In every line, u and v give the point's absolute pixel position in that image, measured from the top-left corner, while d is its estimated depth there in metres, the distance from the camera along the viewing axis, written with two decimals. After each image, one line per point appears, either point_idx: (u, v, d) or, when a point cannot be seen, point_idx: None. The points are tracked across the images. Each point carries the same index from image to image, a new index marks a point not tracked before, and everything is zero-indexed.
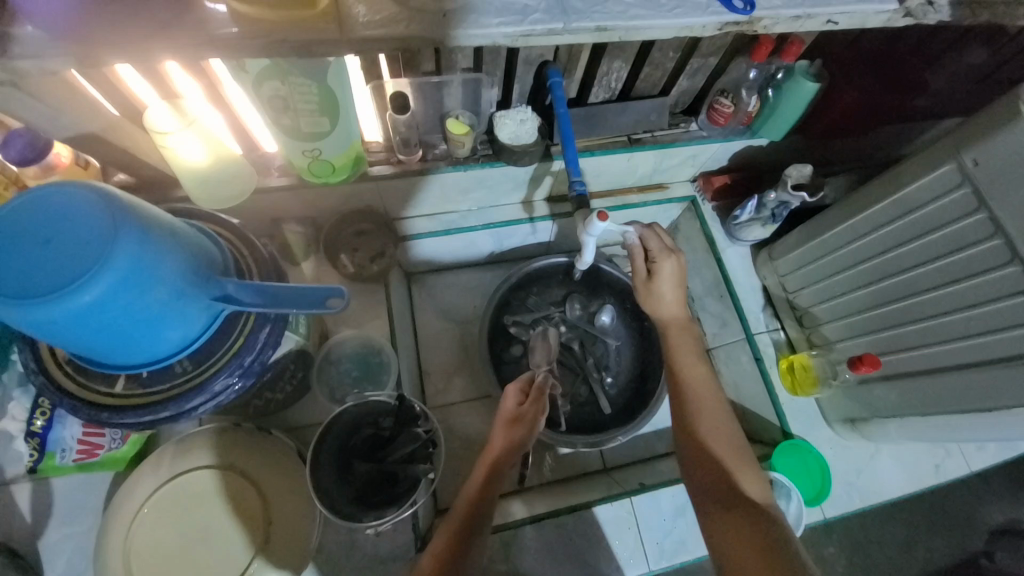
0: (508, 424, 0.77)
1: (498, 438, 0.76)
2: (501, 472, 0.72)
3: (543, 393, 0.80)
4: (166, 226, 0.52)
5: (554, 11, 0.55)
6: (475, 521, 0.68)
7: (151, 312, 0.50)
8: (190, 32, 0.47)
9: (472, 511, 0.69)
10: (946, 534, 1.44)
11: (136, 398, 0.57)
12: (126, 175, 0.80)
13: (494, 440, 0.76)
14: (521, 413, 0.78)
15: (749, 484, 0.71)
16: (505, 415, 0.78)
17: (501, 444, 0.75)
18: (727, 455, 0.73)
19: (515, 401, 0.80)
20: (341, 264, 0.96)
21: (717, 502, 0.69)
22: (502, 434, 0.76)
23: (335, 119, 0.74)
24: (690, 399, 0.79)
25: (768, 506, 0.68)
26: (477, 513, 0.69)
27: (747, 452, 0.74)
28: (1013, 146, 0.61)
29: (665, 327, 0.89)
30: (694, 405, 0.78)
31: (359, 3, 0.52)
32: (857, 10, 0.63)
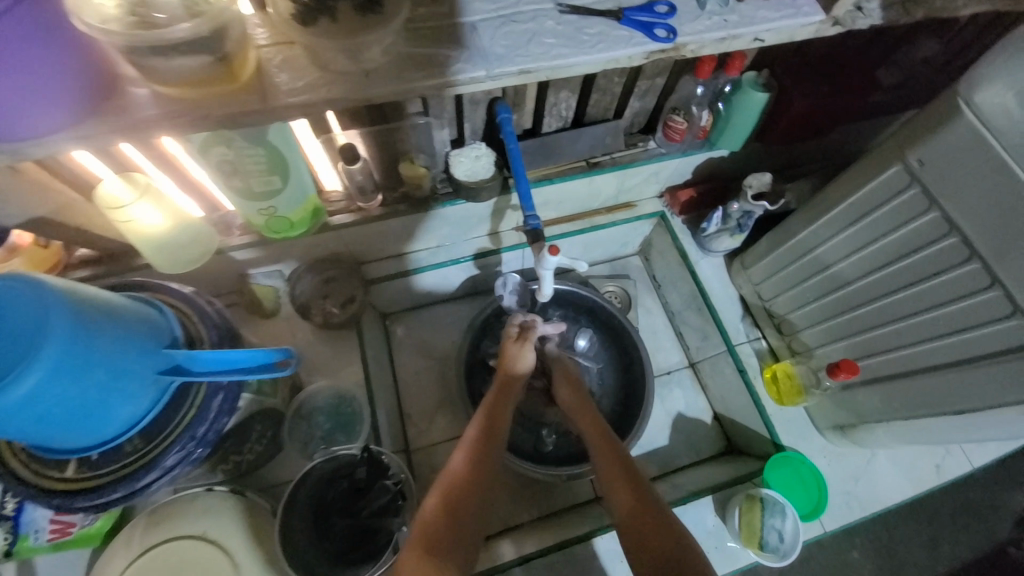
0: (471, 445, 0.74)
1: (456, 460, 0.73)
2: (460, 499, 0.68)
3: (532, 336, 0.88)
4: (103, 306, 0.53)
5: (476, 59, 0.57)
6: (444, 548, 0.63)
7: (91, 395, 0.51)
8: (121, 120, 0.51)
9: (436, 534, 0.64)
10: (974, 526, 1.34)
11: (87, 482, 0.57)
12: (88, 250, 0.82)
13: (453, 461, 0.73)
14: (484, 432, 0.76)
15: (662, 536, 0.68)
16: (467, 436, 0.76)
17: (459, 462, 0.72)
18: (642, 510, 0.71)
19: (477, 421, 0.78)
20: (312, 314, 0.97)
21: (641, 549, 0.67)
22: (461, 454, 0.73)
23: (286, 176, 0.74)
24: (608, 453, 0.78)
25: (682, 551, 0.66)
26: (460, 505, 0.68)
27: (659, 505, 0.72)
28: (953, 144, 0.60)
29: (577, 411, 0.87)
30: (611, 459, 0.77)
31: (281, 71, 0.54)
32: (784, 26, 0.63)
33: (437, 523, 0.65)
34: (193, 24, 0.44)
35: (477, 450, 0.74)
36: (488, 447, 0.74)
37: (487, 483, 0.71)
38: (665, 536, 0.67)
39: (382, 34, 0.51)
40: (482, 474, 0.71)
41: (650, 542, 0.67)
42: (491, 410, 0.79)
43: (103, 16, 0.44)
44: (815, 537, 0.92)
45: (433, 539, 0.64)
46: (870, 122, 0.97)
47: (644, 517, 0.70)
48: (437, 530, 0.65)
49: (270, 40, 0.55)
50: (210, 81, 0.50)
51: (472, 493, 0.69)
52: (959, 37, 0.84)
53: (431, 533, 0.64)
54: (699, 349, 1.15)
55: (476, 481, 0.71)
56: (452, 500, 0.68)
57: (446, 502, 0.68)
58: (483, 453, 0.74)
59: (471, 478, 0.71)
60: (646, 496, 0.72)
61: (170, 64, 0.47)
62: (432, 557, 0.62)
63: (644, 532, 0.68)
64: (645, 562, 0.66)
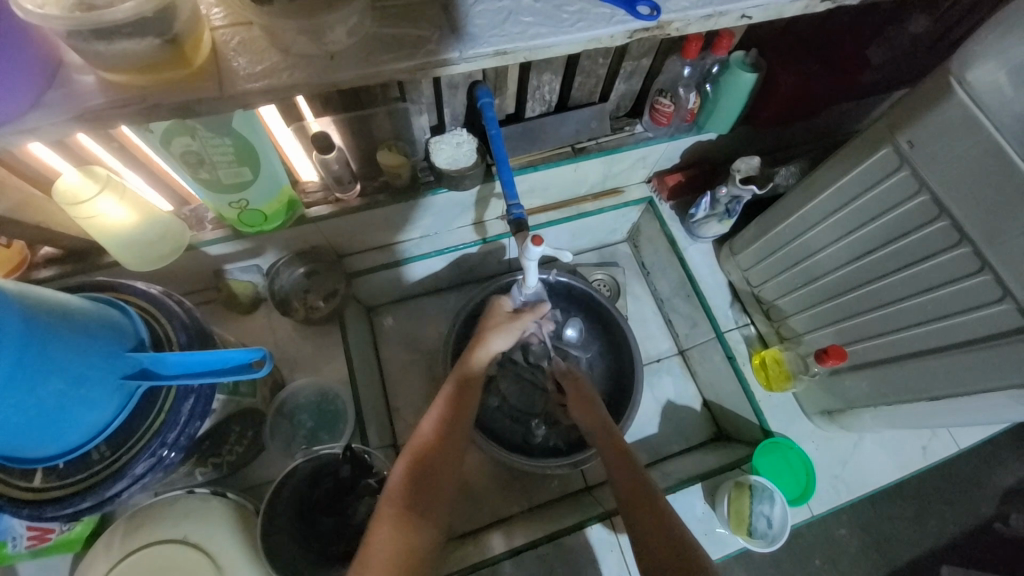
0: (442, 419, 0.74)
1: (425, 428, 0.73)
2: (432, 465, 0.68)
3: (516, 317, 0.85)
4: (59, 309, 0.50)
5: (449, 39, 0.54)
6: (421, 506, 0.65)
7: (49, 404, 0.48)
8: (66, 109, 0.47)
9: (411, 497, 0.65)
10: (958, 501, 1.37)
11: (54, 491, 0.55)
12: (53, 249, 0.78)
13: (422, 432, 0.72)
14: (454, 411, 0.75)
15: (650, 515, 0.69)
16: (437, 405, 0.76)
17: (429, 430, 0.72)
18: (632, 493, 0.72)
19: (447, 391, 0.77)
20: (293, 309, 0.95)
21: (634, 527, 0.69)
22: (432, 422, 0.73)
23: (256, 167, 0.71)
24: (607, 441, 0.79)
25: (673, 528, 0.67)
26: (426, 482, 0.67)
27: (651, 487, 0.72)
28: (945, 125, 0.58)
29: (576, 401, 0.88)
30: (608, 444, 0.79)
31: (240, 55, 0.51)
32: (772, 2, 0.60)
33: (406, 492, 0.66)
34: (135, 3, 0.40)
35: (448, 418, 0.74)
36: (459, 418, 0.74)
37: (460, 449, 0.72)
38: (645, 497, 0.71)
39: (345, 14, 0.48)
40: (454, 441, 0.72)
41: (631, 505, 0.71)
42: (460, 379, 0.79)
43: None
44: (804, 520, 0.93)
45: (407, 500, 0.65)
46: (860, 102, 0.95)
47: (624, 480, 0.74)
48: (412, 493, 0.66)
49: (226, 21, 0.51)
50: (159, 67, 0.47)
51: (443, 461, 0.70)
52: (949, 13, 0.81)
53: (405, 496, 0.65)
54: (688, 336, 1.14)
55: (448, 449, 0.71)
56: (421, 474, 0.67)
57: (416, 469, 0.68)
58: (455, 421, 0.74)
59: (443, 445, 0.71)
60: (638, 478, 0.73)
61: (113, 49, 0.44)
62: (407, 517, 0.64)
63: (637, 511, 0.70)
64: (637, 538, 0.68)
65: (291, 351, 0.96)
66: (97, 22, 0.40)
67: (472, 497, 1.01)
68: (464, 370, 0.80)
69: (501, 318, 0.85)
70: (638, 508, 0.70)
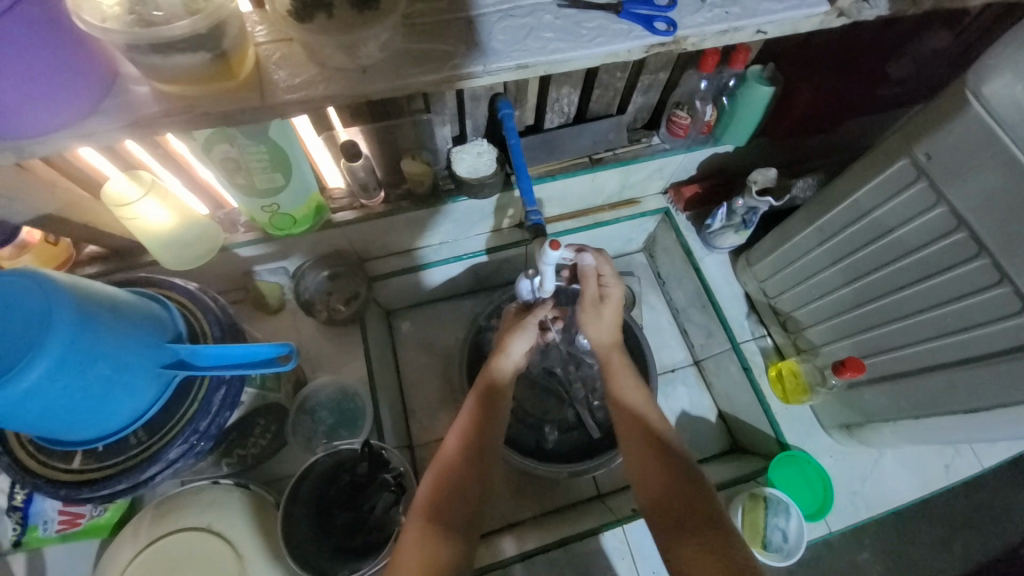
0: (465, 429, 0.75)
1: (450, 441, 0.74)
2: (456, 477, 0.69)
3: (527, 320, 0.86)
4: (107, 301, 0.54)
5: (473, 54, 0.57)
6: (447, 517, 0.66)
7: (94, 389, 0.52)
8: (120, 117, 0.52)
9: (438, 504, 0.67)
10: (985, 527, 1.31)
11: (93, 473, 0.59)
12: (97, 248, 0.84)
13: (447, 443, 0.74)
14: (477, 424, 0.75)
15: (691, 507, 0.66)
16: (460, 418, 0.77)
17: (453, 442, 0.73)
18: (671, 486, 0.68)
19: (469, 404, 0.78)
20: (316, 311, 0.98)
21: (674, 521, 0.65)
22: (456, 434, 0.74)
23: (288, 173, 0.75)
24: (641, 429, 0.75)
25: (714, 522, 0.64)
26: (452, 492, 0.68)
27: (688, 479, 0.69)
28: (961, 136, 0.58)
29: (606, 348, 0.85)
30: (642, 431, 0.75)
31: (280, 68, 0.55)
32: (788, 17, 0.61)
33: (435, 500, 0.67)
34: (191, 21, 0.44)
35: (472, 429, 0.74)
36: (482, 429, 0.75)
37: (486, 459, 0.72)
38: (686, 504, 0.66)
39: (377, 30, 0.51)
40: (479, 452, 0.72)
41: (668, 513, 0.66)
42: (484, 390, 0.80)
43: (103, 15, 0.45)
44: (821, 537, 0.91)
45: (433, 511, 0.66)
46: (877, 116, 0.95)
47: (657, 478, 0.69)
48: (438, 505, 0.67)
49: (268, 38, 0.55)
50: (207, 79, 0.51)
51: (468, 471, 0.70)
52: (970, 29, 0.81)
53: (432, 502, 0.67)
54: (703, 347, 1.13)
55: (471, 461, 0.71)
56: (446, 482, 0.69)
57: (439, 482, 0.69)
58: (478, 431, 0.74)
59: (468, 457, 0.71)
60: (674, 469, 0.70)
61: (167, 62, 0.48)
62: (433, 529, 0.64)
63: (676, 507, 0.66)
64: (678, 533, 0.64)
65: (314, 351, 0.99)
66: (155, 37, 0.44)
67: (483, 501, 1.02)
68: (487, 381, 0.81)
69: (513, 320, 0.89)
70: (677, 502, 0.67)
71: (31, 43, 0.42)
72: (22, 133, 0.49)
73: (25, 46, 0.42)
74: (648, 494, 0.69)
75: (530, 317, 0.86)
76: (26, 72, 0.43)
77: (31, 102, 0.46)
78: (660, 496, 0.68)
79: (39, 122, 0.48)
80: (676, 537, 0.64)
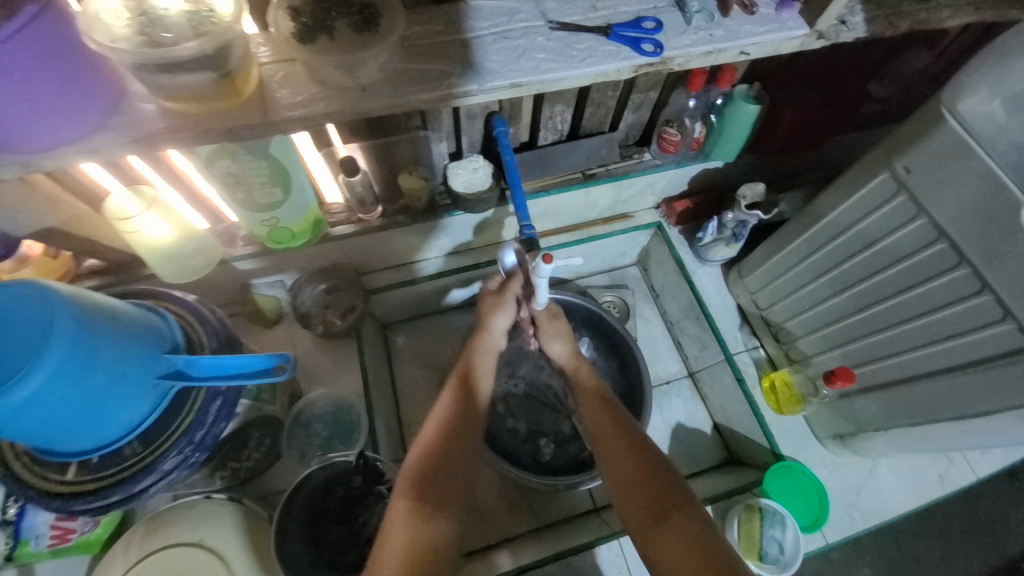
0: (449, 408, 0.73)
1: (433, 420, 0.72)
2: (444, 456, 0.67)
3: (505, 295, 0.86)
4: (108, 312, 0.55)
5: (469, 73, 0.59)
6: (435, 497, 0.64)
7: (92, 400, 0.52)
8: (126, 133, 0.53)
9: (423, 488, 0.64)
10: (986, 542, 1.30)
11: (87, 484, 0.59)
12: (97, 261, 0.85)
13: (429, 423, 0.72)
14: (459, 404, 0.74)
15: (667, 497, 0.63)
16: (442, 397, 0.75)
17: (436, 422, 0.71)
18: (644, 475, 0.66)
19: (451, 388, 0.76)
20: (313, 324, 0.99)
21: (653, 514, 0.62)
22: (439, 412, 0.73)
23: (287, 188, 0.77)
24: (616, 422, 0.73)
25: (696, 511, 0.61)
26: (434, 472, 0.66)
27: (659, 466, 0.66)
28: (938, 151, 0.61)
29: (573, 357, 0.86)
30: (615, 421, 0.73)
31: (282, 87, 0.57)
32: (769, 39, 0.64)
33: (420, 480, 0.65)
34: (198, 43, 0.46)
35: (456, 407, 0.73)
36: (466, 408, 0.73)
37: (475, 434, 0.72)
38: (661, 484, 0.64)
39: (377, 51, 0.54)
40: (464, 432, 0.71)
41: (645, 502, 0.64)
42: (468, 371, 0.79)
43: (113, 35, 0.46)
44: (818, 549, 0.91)
45: (419, 491, 0.64)
46: (859, 133, 0.99)
47: (632, 466, 0.67)
48: (426, 484, 0.65)
49: (272, 58, 0.58)
50: (213, 97, 0.53)
51: (454, 451, 0.68)
52: (949, 50, 0.86)
53: (417, 486, 0.65)
54: (697, 359, 1.14)
55: (456, 441, 0.69)
56: (431, 464, 0.67)
57: (426, 460, 0.67)
58: (463, 410, 0.73)
59: (454, 433, 0.70)
60: (648, 457, 0.67)
61: (175, 81, 0.50)
62: (421, 509, 0.62)
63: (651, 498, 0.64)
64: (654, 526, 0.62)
65: (309, 364, 1.00)
66: (163, 57, 0.46)
67: (479, 515, 1.01)
68: (467, 364, 0.80)
69: (492, 298, 0.86)
70: (654, 491, 0.64)
71: (44, 61, 0.44)
72: (30, 148, 0.50)
73: (38, 64, 0.43)
74: (619, 477, 0.67)
75: (510, 292, 0.86)
76: (36, 87, 0.44)
77: (39, 117, 0.47)
78: (631, 481, 0.66)
79: (45, 137, 0.50)
80: (654, 527, 0.61)
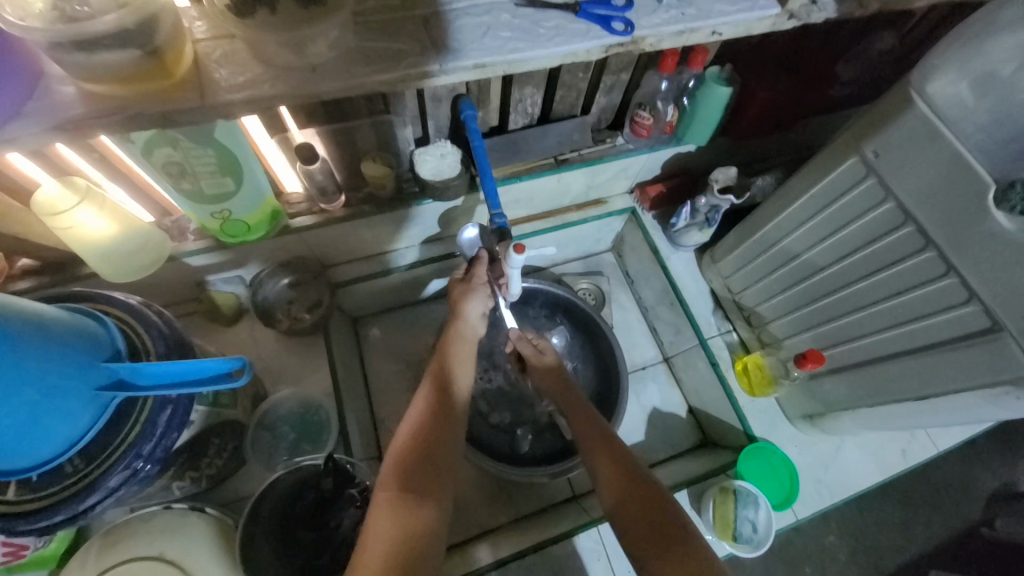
0: (431, 400, 0.71)
1: (413, 414, 0.70)
2: (426, 446, 0.66)
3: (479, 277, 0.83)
4: (34, 320, 0.49)
5: (429, 52, 0.55)
6: (420, 487, 0.62)
7: (21, 415, 0.48)
8: (43, 119, 0.48)
9: (406, 481, 0.62)
10: (942, 506, 1.38)
11: (25, 505, 0.54)
12: (31, 260, 0.78)
13: (411, 417, 0.70)
14: (441, 396, 0.72)
15: (655, 509, 0.64)
16: (423, 391, 0.73)
17: (418, 416, 0.69)
18: (633, 488, 0.67)
19: (428, 381, 0.75)
20: (276, 320, 0.94)
21: (641, 525, 0.63)
22: (419, 405, 0.71)
23: (239, 177, 0.71)
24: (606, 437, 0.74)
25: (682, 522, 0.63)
26: (417, 465, 0.64)
27: (647, 481, 0.67)
28: (906, 134, 0.61)
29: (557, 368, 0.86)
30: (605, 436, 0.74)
31: (221, 67, 0.52)
32: (741, 19, 0.62)
33: (401, 475, 0.63)
34: (117, 15, 0.41)
35: (436, 398, 0.72)
36: (448, 401, 0.72)
37: (457, 420, 0.71)
38: (648, 494, 0.66)
39: (327, 27, 0.49)
40: (444, 420, 0.69)
41: (634, 512, 0.64)
42: (444, 362, 0.77)
43: (24, 12, 0.41)
44: (789, 525, 0.93)
45: (403, 481, 0.62)
46: (828, 116, 0.99)
47: (620, 478, 0.68)
48: (409, 476, 0.63)
49: (208, 34, 0.52)
50: (141, 78, 0.48)
51: (437, 439, 0.67)
52: (915, 31, 0.86)
53: (399, 480, 0.62)
54: (672, 344, 1.15)
55: (438, 432, 0.68)
56: (413, 457, 0.65)
57: (408, 451, 0.65)
58: (443, 398, 0.72)
59: (436, 421, 0.69)
60: (635, 471, 0.69)
61: (96, 60, 0.45)
62: (404, 501, 0.60)
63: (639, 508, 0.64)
64: (642, 536, 0.62)
65: (274, 362, 0.96)
66: (79, 34, 0.41)
67: (457, 508, 1.00)
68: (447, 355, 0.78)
69: (460, 285, 0.83)
70: (643, 503, 0.65)
71: None
72: None
73: None
74: (607, 487, 0.68)
75: (478, 277, 0.83)
76: None
77: None
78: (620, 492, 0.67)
79: None
80: (642, 538, 0.62)
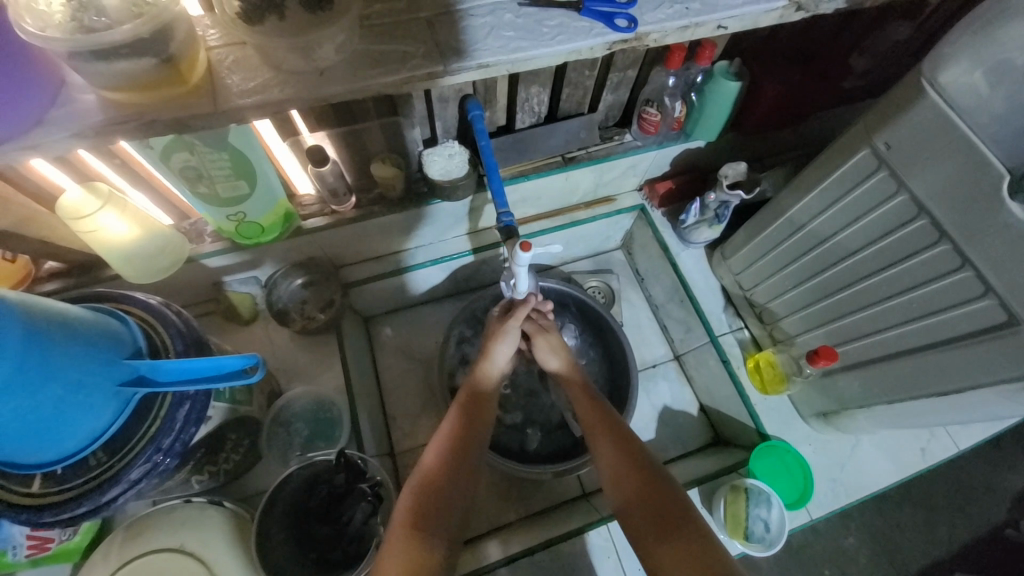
0: (451, 432, 0.73)
1: (434, 444, 0.72)
2: (439, 477, 0.67)
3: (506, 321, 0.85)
4: (59, 317, 0.52)
5: (434, 54, 0.56)
6: (433, 516, 0.64)
7: (48, 410, 0.50)
8: (66, 125, 0.50)
9: (422, 512, 0.64)
10: (967, 508, 1.34)
11: (52, 496, 0.56)
12: (57, 263, 0.81)
13: (431, 448, 0.71)
14: (461, 426, 0.73)
15: (666, 506, 0.64)
16: (445, 422, 0.74)
17: (438, 446, 0.71)
18: (644, 487, 0.66)
19: (453, 411, 0.76)
20: (290, 320, 0.96)
21: (652, 524, 0.63)
22: (440, 435, 0.72)
23: (252, 180, 0.73)
24: (614, 433, 0.74)
25: (695, 521, 0.62)
26: (435, 496, 0.65)
27: (658, 478, 0.67)
28: (918, 125, 0.60)
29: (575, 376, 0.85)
30: (615, 434, 0.74)
31: (233, 73, 0.53)
32: (747, 12, 0.62)
33: (418, 503, 0.64)
34: (133, 25, 0.43)
35: (457, 430, 0.73)
36: (468, 432, 0.73)
37: (476, 455, 0.71)
38: (660, 496, 0.65)
39: (333, 31, 0.51)
40: (463, 454, 0.70)
41: (645, 512, 0.64)
42: (469, 396, 0.78)
43: (44, 22, 0.43)
44: (803, 525, 0.92)
45: (418, 512, 0.63)
46: (840, 109, 0.98)
47: (630, 474, 0.68)
48: (422, 505, 0.64)
49: (221, 41, 0.54)
50: (157, 85, 0.50)
51: (451, 472, 0.68)
52: (928, 21, 0.84)
53: (415, 510, 0.64)
54: (683, 341, 1.14)
55: (456, 464, 0.69)
56: (430, 487, 0.66)
57: (426, 482, 0.67)
58: (464, 431, 0.73)
59: (455, 455, 0.70)
60: (647, 469, 0.68)
61: (114, 69, 0.47)
62: (419, 533, 0.62)
63: (650, 509, 0.64)
64: (651, 538, 0.62)
65: (288, 361, 0.98)
66: (97, 44, 0.43)
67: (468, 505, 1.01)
68: (471, 390, 0.79)
69: (496, 325, 0.86)
70: (655, 501, 0.65)
71: None
72: None
73: None
74: (619, 487, 0.68)
75: (513, 320, 0.85)
76: None
77: None
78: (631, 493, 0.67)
79: None
80: (652, 537, 0.62)
